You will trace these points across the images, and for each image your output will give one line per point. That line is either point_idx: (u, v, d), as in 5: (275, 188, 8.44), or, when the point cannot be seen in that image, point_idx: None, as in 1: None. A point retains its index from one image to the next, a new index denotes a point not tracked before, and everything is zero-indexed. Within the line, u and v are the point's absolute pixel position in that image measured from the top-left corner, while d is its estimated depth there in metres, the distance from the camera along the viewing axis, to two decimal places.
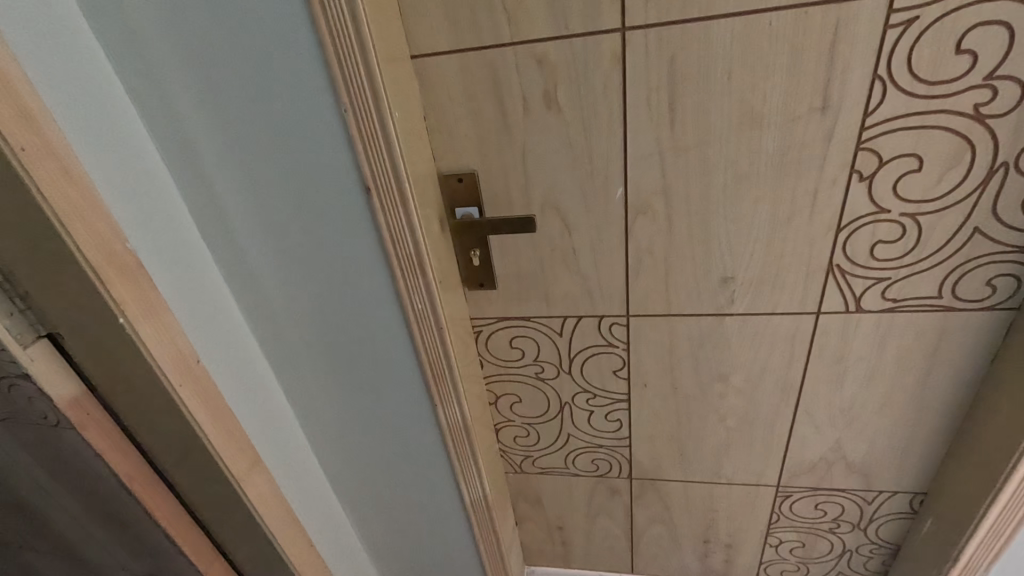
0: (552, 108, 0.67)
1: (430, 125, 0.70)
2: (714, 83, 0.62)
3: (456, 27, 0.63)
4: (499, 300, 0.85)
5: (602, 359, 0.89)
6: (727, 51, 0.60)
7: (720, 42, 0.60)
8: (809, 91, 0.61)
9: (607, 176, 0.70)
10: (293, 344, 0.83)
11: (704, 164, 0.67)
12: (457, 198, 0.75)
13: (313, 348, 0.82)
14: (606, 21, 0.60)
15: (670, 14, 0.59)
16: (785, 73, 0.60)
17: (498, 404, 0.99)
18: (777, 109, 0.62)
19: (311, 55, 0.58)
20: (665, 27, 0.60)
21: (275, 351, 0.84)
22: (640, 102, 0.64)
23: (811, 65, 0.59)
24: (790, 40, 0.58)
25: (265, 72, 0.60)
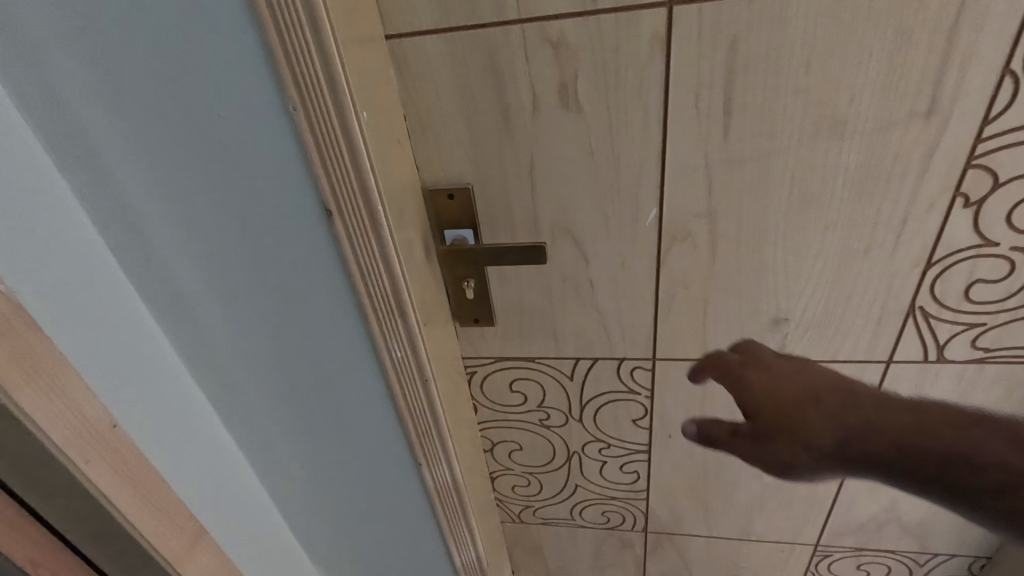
0: (571, 108, 0.51)
1: (412, 127, 0.54)
2: (787, 78, 0.47)
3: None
4: (497, 338, 0.70)
5: (619, 407, 0.74)
6: (809, 35, 0.45)
7: (800, 23, 0.44)
8: (913, 90, 0.46)
9: (638, 194, 0.55)
10: (244, 393, 0.67)
11: (765, 181, 0.52)
12: (445, 218, 0.59)
13: (270, 399, 0.67)
14: None
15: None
16: (885, 65, 0.45)
17: (494, 452, 0.84)
18: (867, 113, 0.47)
19: (245, 32, 0.41)
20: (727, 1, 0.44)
21: (223, 402, 0.69)
22: (687, 101, 0.49)
23: (921, 55, 0.44)
24: (895, 20, 0.43)
25: (183, 55, 0.43)
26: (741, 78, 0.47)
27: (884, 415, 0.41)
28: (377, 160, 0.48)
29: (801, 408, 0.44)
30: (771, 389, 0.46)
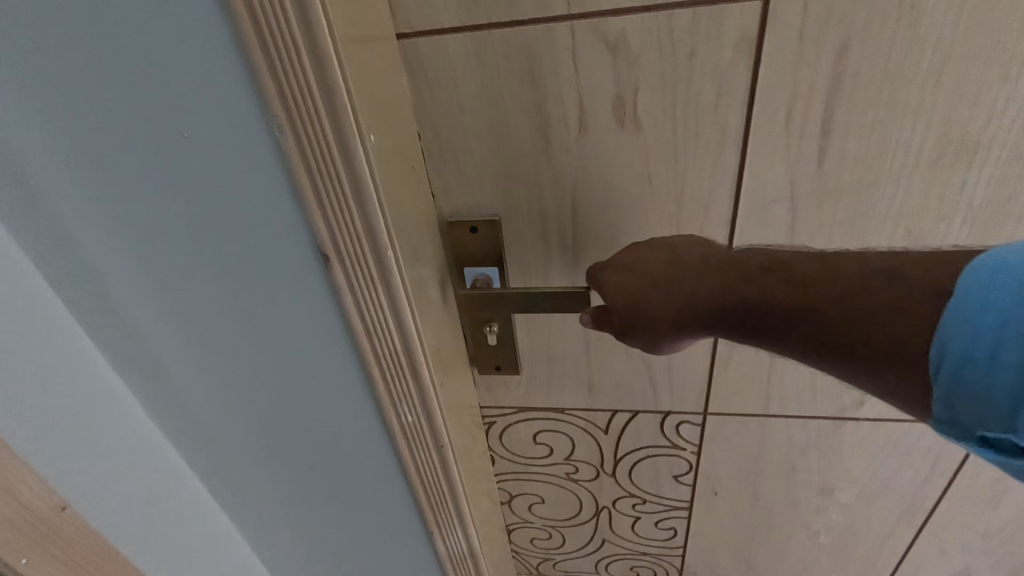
0: (628, 125, 0.41)
1: (428, 147, 0.44)
2: (908, 91, 0.37)
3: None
4: (522, 387, 0.60)
5: (658, 462, 0.65)
6: (944, 38, 0.35)
7: (934, 22, 0.34)
8: None
9: (703, 230, 0.45)
10: (228, 453, 0.58)
11: (865, 217, 0.42)
12: (465, 253, 0.49)
13: (256, 458, 0.58)
14: None
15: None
16: None
17: (512, 504, 0.75)
18: (1005, 137, 0.38)
19: (217, 34, 0.32)
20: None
21: (201, 460, 0.60)
22: (776, 120, 0.39)
23: None
24: None
25: (140, 65, 0.34)
26: (848, 91, 0.37)
27: (781, 292, 0.37)
28: (388, 195, 0.38)
29: (682, 282, 0.41)
30: (629, 292, 0.42)
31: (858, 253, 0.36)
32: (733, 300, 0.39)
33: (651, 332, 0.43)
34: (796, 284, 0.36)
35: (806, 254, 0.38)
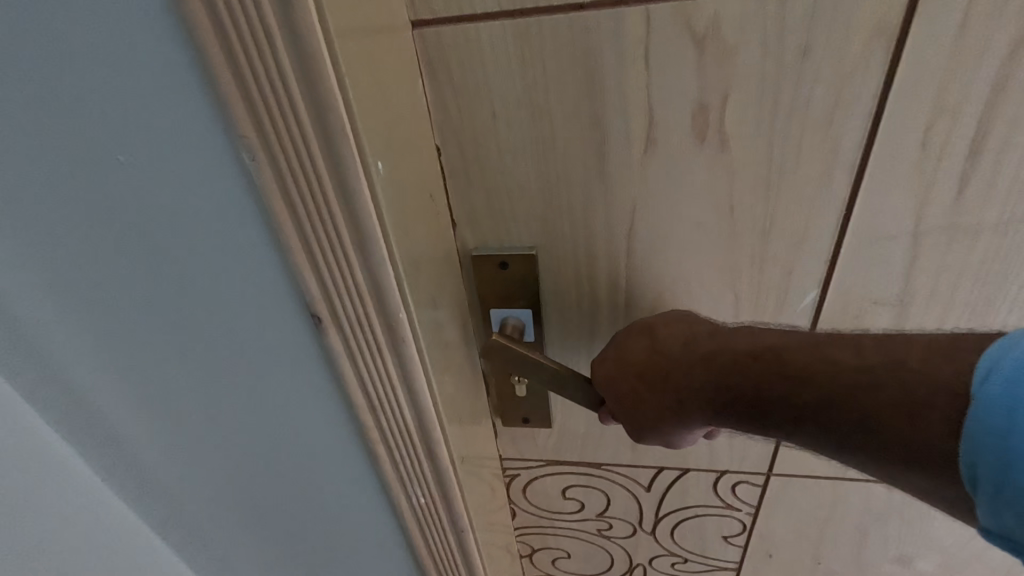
0: (709, 143, 0.32)
1: (450, 167, 0.35)
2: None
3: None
4: (552, 440, 0.51)
5: (706, 522, 0.56)
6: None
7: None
8: None
9: (792, 271, 0.36)
10: (188, 507, 0.53)
11: (1008, 259, 0.33)
12: (491, 296, 0.40)
13: (224, 515, 0.52)
14: None
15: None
16: None
17: (533, 557, 0.66)
18: None
19: (174, 25, 0.24)
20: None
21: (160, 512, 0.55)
22: (909, 139, 0.30)
23: None
24: None
25: (65, 92, 0.28)
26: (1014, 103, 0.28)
27: (788, 395, 0.33)
28: (403, 235, 0.29)
29: (674, 369, 0.36)
30: (623, 383, 0.37)
31: (869, 339, 0.31)
32: (739, 392, 0.35)
33: (653, 424, 0.38)
34: (806, 382, 0.32)
35: (814, 338, 0.33)
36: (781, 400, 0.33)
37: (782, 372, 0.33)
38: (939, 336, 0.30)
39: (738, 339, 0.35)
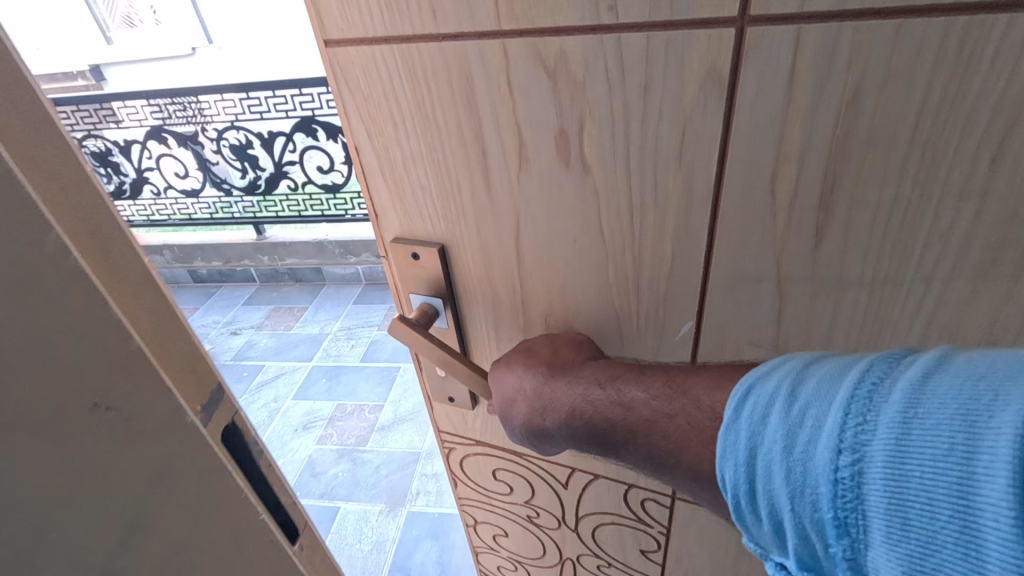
0: (572, 165, 0.34)
1: (366, 165, 0.39)
2: (949, 165, 0.27)
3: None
4: (480, 421, 0.55)
5: (623, 533, 0.57)
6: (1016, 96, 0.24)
7: (999, 73, 0.24)
8: None
9: (665, 299, 0.37)
10: None
11: (880, 320, 0.33)
12: (410, 279, 0.44)
13: None
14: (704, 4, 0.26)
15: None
16: None
17: (477, 528, 0.71)
18: None
19: None
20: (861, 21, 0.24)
21: None
22: (757, 183, 0.30)
23: None
24: None
25: None
26: (859, 157, 0.28)
27: (618, 418, 0.34)
28: None
29: (555, 390, 0.38)
30: (501, 387, 0.41)
31: (676, 368, 0.34)
32: (584, 414, 0.36)
33: (524, 432, 0.41)
34: (626, 405, 0.34)
35: (641, 367, 0.36)
36: (612, 423, 0.34)
37: (615, 398, 0.35)
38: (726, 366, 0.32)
39: (601, 370, 0.37)
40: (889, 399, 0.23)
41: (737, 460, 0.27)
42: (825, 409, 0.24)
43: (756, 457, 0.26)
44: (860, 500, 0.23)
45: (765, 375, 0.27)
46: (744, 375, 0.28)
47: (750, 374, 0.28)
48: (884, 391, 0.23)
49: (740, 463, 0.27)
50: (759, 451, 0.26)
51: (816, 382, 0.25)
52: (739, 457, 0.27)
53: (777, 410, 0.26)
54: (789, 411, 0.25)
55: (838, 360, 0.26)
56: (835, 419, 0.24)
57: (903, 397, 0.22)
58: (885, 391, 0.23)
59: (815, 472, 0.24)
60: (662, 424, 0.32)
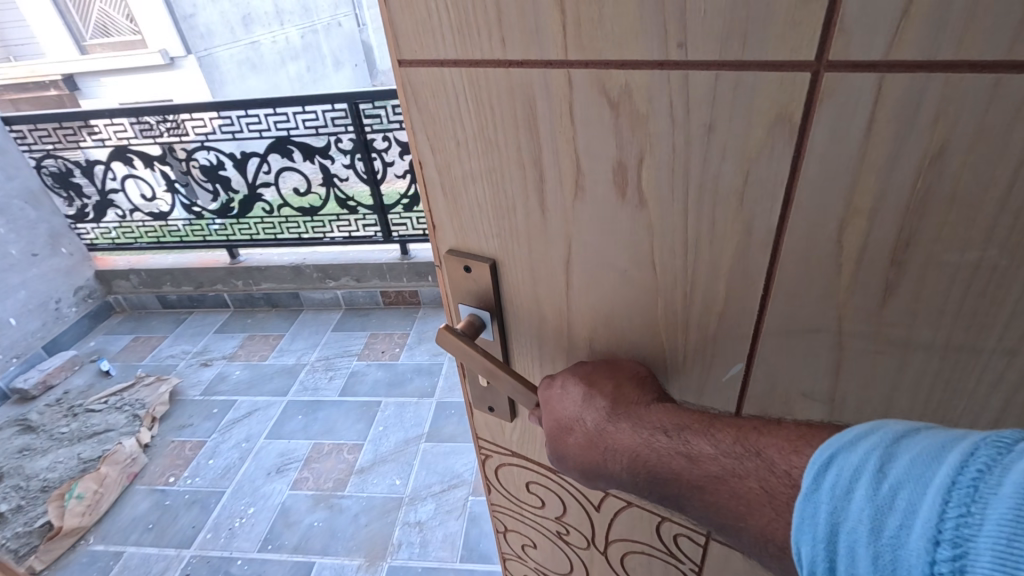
0: (627, 196, 0.35)
1: (427, 180, 0.41)
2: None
3: (468, 18, 0.33)
4: (518, 434, 0.55)
5: (653, 562, 0.56)
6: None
7: None
8: None
9: (717, 326, 0.39)
10: None
11: (953, 381, 0.35)
12: (459, 290, 0.46)
13: None
14: (778, 48, 0.28)
15: (978, 46, 0.25)
16: None
17: (506, 542, 0.68)
18: None
19: None
20: (951, 76, 0.26)
21: None
22: (831, 235, 0.33)
23: None
24: None
25: None
26: (938, 218, 0.30)
27: (681, 469, 0.36)
28: None
29: (612, 431, 0.40)
30: (551, 415, 0.43)
31: (749, 423, 0.35)
32: (647, 461, 0.38)
33: (577, 466, 0.42)
34: (693, 458, 0.36)
35: (711, 416, 0.37)
36: (675, 475, 0.36)
37: (683, 451, 0.36)
38: (800, 427, 0.34)
39: (665, 417, 0.39)
40: (996, 491, 0.25)
41: (817, 535, 0.30)
42: (918, 492, 0.27)
43: (839, 534, 0.29)
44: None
45: (849, 448, 0.30)
46: (825, 443, 0.31)
47: (830, 444, 0.31)
48: (992, 483, 0.25)
49: (819, 539, 0.30)
50: (840, 528, 0.29)
51: (910, 462, 0.28)
52: (819, 534, 0.30)
53: (863, 487, 0.29)
54: (876, 490, 0.28)
55: (930, 437, 0.28)
56: (923, 504, 0.27)
57: (1014, 493, 0.24)
58: (992, 483, 0.25)
59: (905, 559, 0.27)
60: (733, 483, 0.34)
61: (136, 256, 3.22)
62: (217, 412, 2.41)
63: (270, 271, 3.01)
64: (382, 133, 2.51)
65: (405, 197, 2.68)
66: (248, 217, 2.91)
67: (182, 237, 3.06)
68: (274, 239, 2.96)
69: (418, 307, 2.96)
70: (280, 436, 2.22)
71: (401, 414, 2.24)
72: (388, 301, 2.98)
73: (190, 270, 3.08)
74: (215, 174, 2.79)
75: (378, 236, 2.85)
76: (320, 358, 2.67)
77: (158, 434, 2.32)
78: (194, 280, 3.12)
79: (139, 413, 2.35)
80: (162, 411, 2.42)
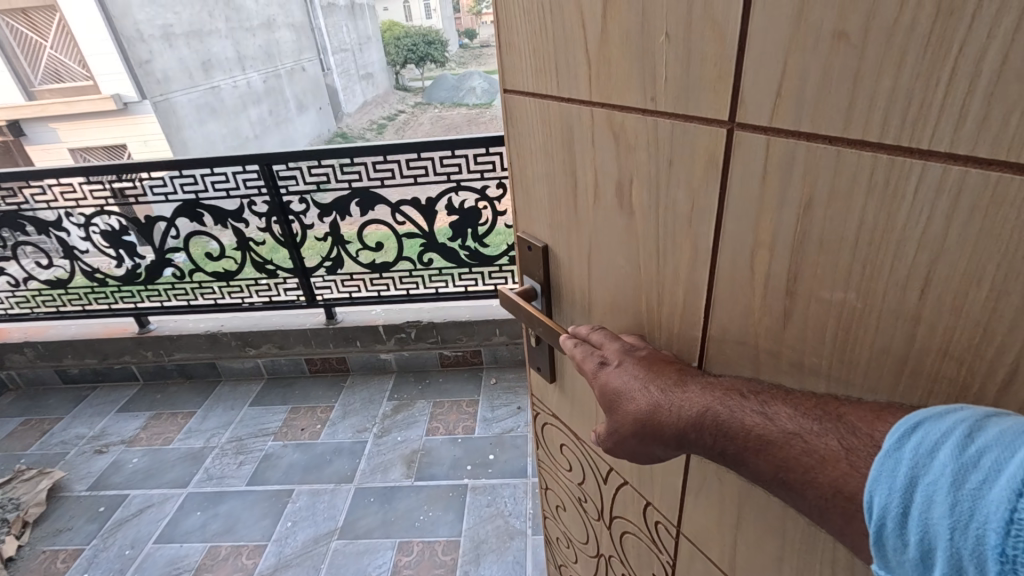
0: (623, 205, 0.61)
1: (514, 177, 0.77)
2: (883, 287, 0.44)
3: (540, 68, 0.64)
4: (554, 396, 0.86)
5: (638, 542, 0.82)
6: (924, 240, 0.41)
7: (912, 222, 0.41)
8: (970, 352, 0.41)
9: (673, 292, 0.60)
10: None
11: (840, 386, 0.50)
12: (530, 271, 0.82)
13: None
14: (709, 109, 0.49)
15: (825, 125, 0.43)
16: (950, 308, 0.41)
17: (551, 496, 1.04)
18: (936, 336, 0.42)
19: None
20: (812, 143, 0.44)
21: None
22: (750, 252, 0.51)
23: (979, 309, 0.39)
24: (964, 263, 0.39)
25: None
26: (817, 256, 0.47)
27: (760, 424, 0.48)
28: None
29: (694, 392, 0.54)
30: (613, 388, 0.60)
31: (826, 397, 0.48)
32: (717, 414, 0.51)
33: (643, 421, 0.57)
34: (770, 416, 0.48)
35: (788, 393, 0.50)
36: (749, 426, 0.49)
37: (761, 410, 0.49)
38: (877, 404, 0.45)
39: (740, 385, 0.52)
40: None
41: (895, 484, 0.38)
42: (1004, 459, 0.34)
43: (915, 486, 0.37)
44: (1017, 538, 0.32)
45: (938, 419, 0.39)
46: (916, 414, 0.40)
47: (920, 415, 0.40)
48: None
49: (895, 489, 0.38)
50: (919, 480, 0.37)
51: (998, 433, 0.35)
52: (897, 484, 0.38)
53: (946, 449, 0.37)
54: (962, 451, 0.36)
55: (1009, 421, 0.36)
56: (1005, 466, 0.34)
57: None
58: None
59: (981, 506, 0.34)
60: (809, 438, 0.45)
61: (34, 326, 2.96)
62: (103, 511, 2.18)
63: (183, 341, 2.86)
64: (298, 195, 2.57)
65: (328, 259, 2.71)
66: (157, 283, 2.78)
67: (82, 306, 2.82)
68: (187, 306, 2.82)
69: (346, 373, 2.93)
70: (173, 539, 2.05)
71: (313, 505, 2.14)
72: (313, 370, 2.94)
73: (93, 342, 2.84)
74: (119, 239, 2.66)
75: (301, 300, 2.81)
76: (232, 439, 2.53)
77: (29, 543, 2.06)
78: (98, 353, 2.87)
79: (8, 517, 2.09)
80: (37, 513, 2.17)
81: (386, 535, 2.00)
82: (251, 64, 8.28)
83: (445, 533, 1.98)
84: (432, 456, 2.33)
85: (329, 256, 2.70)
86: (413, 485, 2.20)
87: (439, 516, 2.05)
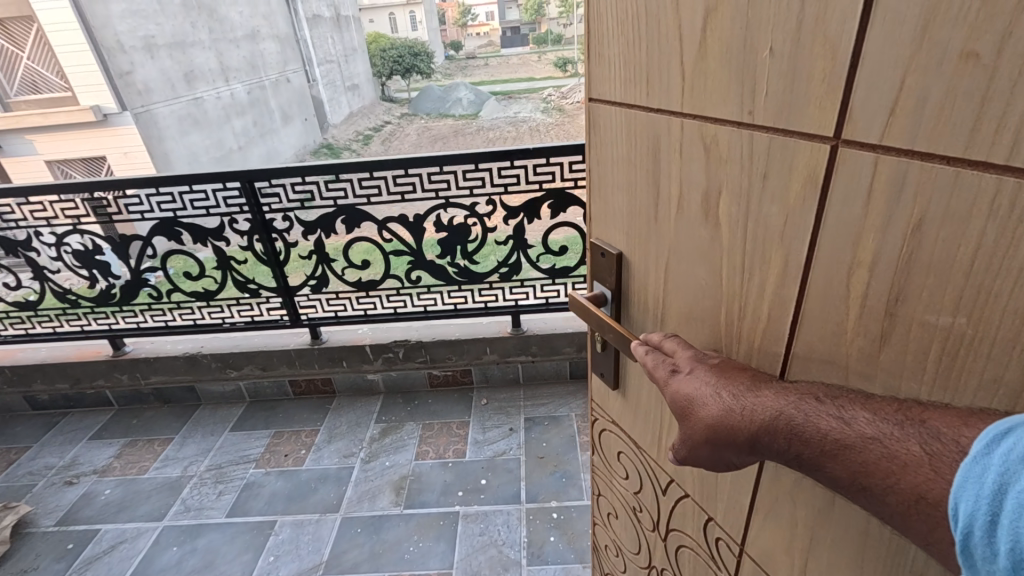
0: (710, 216, 0.58)
1: (595, 184, 0.75)
2: (1000, 319, 0.39)
3: (629, 78, 0.62)
4: (617, 401, 0.82)
5: (697, 558, 0.76)
6: None
7: None
8: None
9: (758, 309, 0.56)
10: None
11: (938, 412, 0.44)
12: (601, 276, 0.79)
13: None
14: (813, 123, 0.45)
15: (944, 142, 0.38)
16: None
17: (603, 502, 0.99)
18: None
19: None
20: (926, 161, 0.39)
21: None
22: (846, 268, 0.47)
23: None
24: None
25: None
26: (920, 277, 0.42)
27: (835, 431, 0.43)
28: None
29: (765, 399, 0.49)
30: (688, 394, 0.56)
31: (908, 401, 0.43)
32: (791, 419, 0.46)
33: (715, 429, 0.52)
34: (847, 420, 0.43)
35: (867, 397, 0.45)
36: (825, 432, 0.43)
37: (838, 414, 0.44)
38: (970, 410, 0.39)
39: (818, 390, 0.47)
40: None
41: (982, 491, 0.34)
42: None
43: (1004, 493, 0.33)
44: None
45: None
46: (1014, 418, 0.35)
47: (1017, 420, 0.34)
48: None
49: (983, 496, 0.34)
50: (1009, 487, 0.32)
51: None
52: (984, 491, 0.34)
53: None
54: None
55: None
56: None
57: None
58: None
59: None
60: (889, 443, 0.40)
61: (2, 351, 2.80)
62: (70, 549, 2.02)
63: (161, 363, 2.71)
64: (282, 213, 2.47)
65: (312, 278, 2.60)
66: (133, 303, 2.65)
67: (53, 328, 2.68)
68: (166, 328, 2.68)
69: (332, 395, 2.82)
70: None
71: (296, 538, 2.02)
72: (297, 392, 2.82)
73: (64, 366, 2.68)
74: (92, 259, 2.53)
75: (285, 320, 2.69)
76: (211, 466, 2.39)
77: None
78: (70, 378, 2.71)
79: None
80: None
81: (373, 569, 1.88)
82: (235, 76, 8.22)
83: (436, 566, 1.87)
84: (421, 482, 2.23)
85: (313, 276, 2.59)
86: (402, 514, 2.09)
87: (430, 547, 1.94)
